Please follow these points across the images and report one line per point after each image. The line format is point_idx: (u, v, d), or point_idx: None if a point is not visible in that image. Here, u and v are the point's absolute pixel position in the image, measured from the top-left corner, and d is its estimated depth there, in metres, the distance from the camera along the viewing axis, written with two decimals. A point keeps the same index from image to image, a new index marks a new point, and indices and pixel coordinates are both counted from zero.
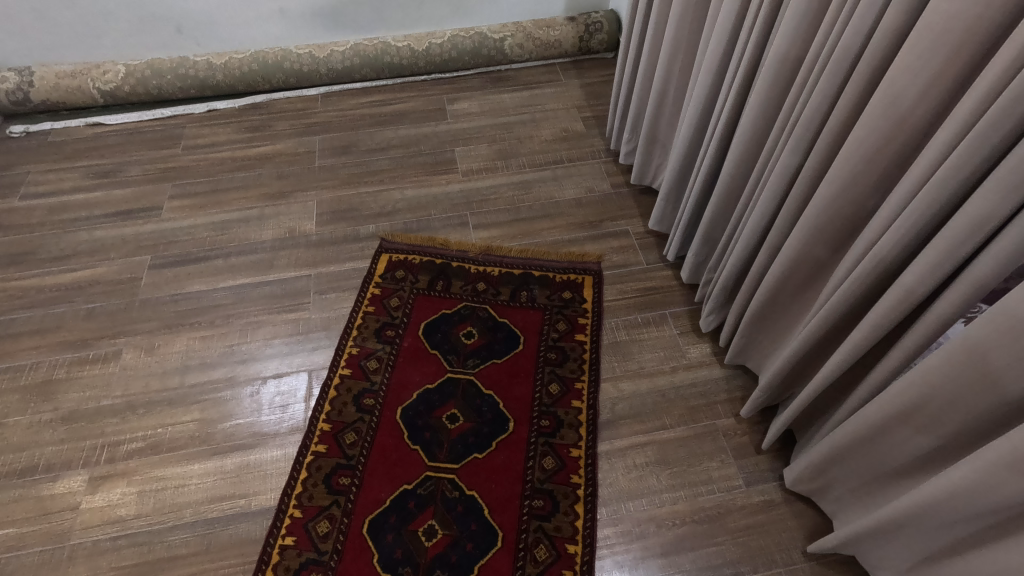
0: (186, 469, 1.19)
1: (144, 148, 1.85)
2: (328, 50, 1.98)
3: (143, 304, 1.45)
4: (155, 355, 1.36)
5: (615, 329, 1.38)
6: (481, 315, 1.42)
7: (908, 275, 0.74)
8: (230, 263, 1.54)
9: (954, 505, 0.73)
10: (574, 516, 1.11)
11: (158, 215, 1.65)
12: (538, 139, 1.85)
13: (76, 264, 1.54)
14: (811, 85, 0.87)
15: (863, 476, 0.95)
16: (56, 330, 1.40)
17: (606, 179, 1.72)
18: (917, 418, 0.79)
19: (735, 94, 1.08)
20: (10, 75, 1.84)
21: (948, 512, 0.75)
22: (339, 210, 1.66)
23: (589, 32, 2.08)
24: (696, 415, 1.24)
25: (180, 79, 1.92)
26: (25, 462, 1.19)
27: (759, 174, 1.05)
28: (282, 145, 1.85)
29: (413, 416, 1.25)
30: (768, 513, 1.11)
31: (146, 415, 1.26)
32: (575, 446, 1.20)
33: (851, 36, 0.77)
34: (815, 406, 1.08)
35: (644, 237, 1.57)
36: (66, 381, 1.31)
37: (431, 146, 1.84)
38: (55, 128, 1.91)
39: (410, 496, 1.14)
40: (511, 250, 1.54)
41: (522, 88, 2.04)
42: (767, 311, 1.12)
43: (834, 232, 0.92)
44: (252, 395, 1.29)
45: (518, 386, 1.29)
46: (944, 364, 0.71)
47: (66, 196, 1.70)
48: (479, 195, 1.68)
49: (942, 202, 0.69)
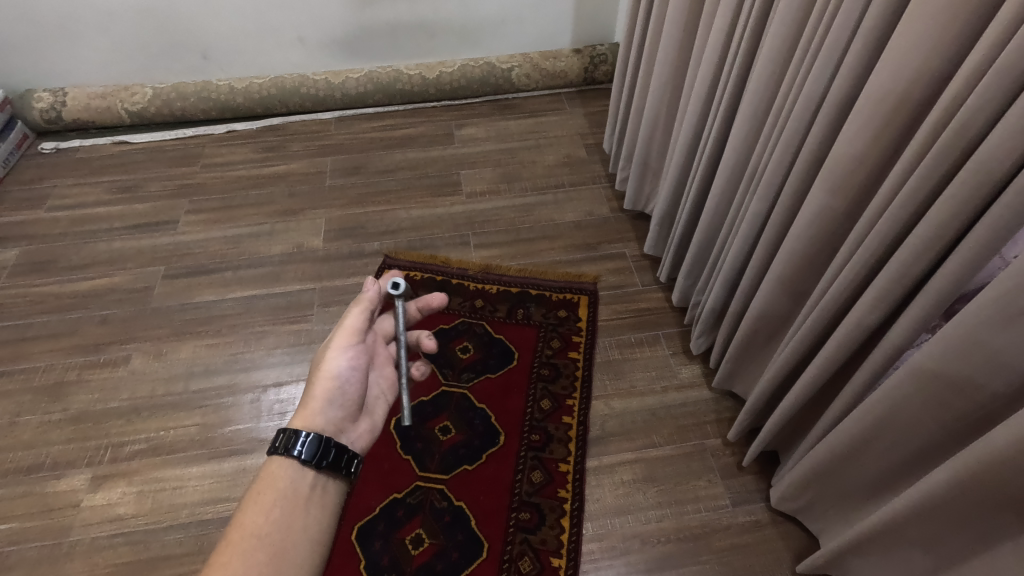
0: (185, 471, 1.22)
1: (165, 165, 1.94)
2: (343, 76, 2.08)
3: (155, 311, 1.51)
4: (162, 360, 1.41)
5: (607, 348, 1.40)
6: (477, 331, 1.45)
7: (871, 297, 0.77)
8: (239, 275, 1.60)
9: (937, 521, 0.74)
10: (560, 530, 1.12)
11: (174, 229, 1.73)
12: (540, 164, 1.91)
13: (94, 272, 1.61)
14: (784, 122, 0.91)
15: (846, 494, 0.96)
16: (70, 334, 1.46)
17: (605, 204, 1.77)
18: (888, 433, 0.80)
19: (720, 123, 1.12)
20: (45, 96, 1.96)
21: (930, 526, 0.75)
22: (346, 227, 1.72)
23: (594, 64, 2.16)
24: (684, 434, 1.25)
25: (202, 101, 2.03)
26: (32, 459, 1.24)
27: (742, 201, 1.09)
28: (295, 165, 1.93)
29: (407, 427, 1.27)
30: (755, 534, 1.11)
31: (150, 418, 1.30)
32: (564, 461, 1.22)
33: (818, 74, 0.81)
34: (796, 427, 1.09)
35: (639, 260, 1.60)
36: (76, 384, 1.36)
37: (437, 169, 1.91)
38: (83, 145, 2.01)
39: (399, 504, 1.16)
40: (510, 269, 1.58)
41: (527, 115, 2.11)
42: (749, 337, 1.14)
43: (808, 261, 0.94)
44: (252, 401, 1.33)
45: (510, 400, 1.32)
46: (907, 380, 0.72)
47: (88, 209, 1.79)
48: (481, 216, 1.74)
49: (903, 224, 0.71)
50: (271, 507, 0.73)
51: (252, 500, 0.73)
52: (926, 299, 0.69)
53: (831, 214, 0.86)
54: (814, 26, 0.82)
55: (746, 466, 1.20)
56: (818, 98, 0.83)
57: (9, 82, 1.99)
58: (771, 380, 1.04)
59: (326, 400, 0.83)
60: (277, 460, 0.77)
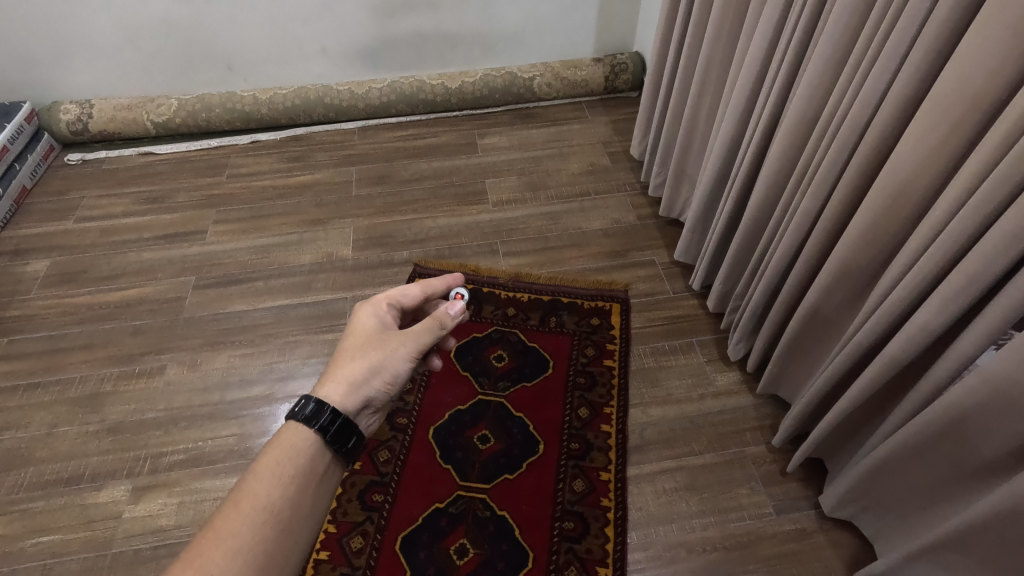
0: (225, 481, 1.22)
1: (192, 176, 1.95)
2: (366, 87, 2.10)
3: (188, 321, 1.52)
4: (197, 370, 1.41)
5: (642, 356, 1.40)
6: (511, 339, 1.45)
7: (935, 302, 0.77)
8: (270, 284, 1.60)
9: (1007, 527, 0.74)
10: (605, 539, 1.12)
11: (203, 239, 1.73)
12: (565, 172, 1.92)
13: (126, 283, 1.61)
14: (834, 130, 0.92)
15: (903, 501, 0.96)
16: (105, 345, 1.46)
17: (632, 211, 1.77)
18: (954, 440, 0.80)
19: (762, 129, 1.13)
20: (72, 108, 1.98)
21: (1000, 533, 0.75)
22: (374, 236, 1.73)
23: (615, 73, 2.17)
24: (724, 442, 1.25)
25: (227, 112, 2.04)
26: (72, 471, 1.24)
27: (787, 206, 1.10)
28: (321, 175, 1.94)
29: (445, 435, 1.27)
30: (801, 542, 1.11)
31: (188, 428, 1.30)
32: (605, 469, 1.21)
33: (875, 83, 0.82)
34: (844, 433, 1.09)
35: (670, 267, 1.61)
36: (112, 395, 1.36)
37: (463, 178, 1.91)
38: (109, 157, 2.03)
39: (442, 514, 1.16)
40: (540, 277, 1.58)
41: (550, 124, 2.13)
42: (795, 342, 1.14)
43: (861, 266, 0.95)
44: (289, 412, 1.33)
45: (548, 409, 1.32)
46: (981, 388, 0.73)
47: (117, 220, 1.79)
48: (509, 224, 1.74)
49: (971, 230, 0.72)
50: (282, 477, 0.66)
51: (263, 468, 0.66)
52: (997, 304, 0.70)
53: (889, 220, 0.87)
54: (869, 35, 0.83)
55: (790, 473, 1.20)
56: (874, 105, 0.84)
57: (36, 94, 2.01)
58: (821, 386, 1.04)
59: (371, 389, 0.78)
60: (294, 424, 0.70)
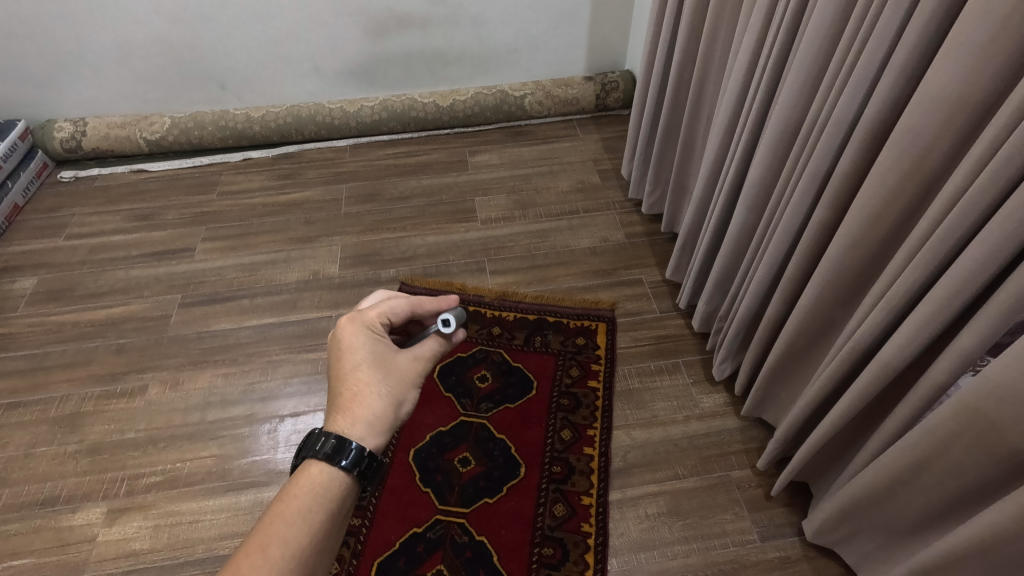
0: (202, 504, 1.21)
1: (182, 193, 1.96)
2: (358, 105, 2.11)
3: (172, 340, 1.51)
4: (179, 390, 1.40)
5: (627, 376, 1.39)
6: (496, 359, 1.44)
7: (909, 326, 0.77)
8: (255, 302, 1.60)
9: (989, 557, 0.72)
10: (584, 566, 1.10)
11: (190, 257, 1.74)
12: (554, 190, 1.92)
13: (111, 300, 1.61)
14: (812, 144, 0.91)
15: (884, 529, 0.94)
16: (87, 364, 1.46)
17: (621, 229, 1.77)
18: (930, 470, 0.80)
19: (744, 148, 1.13)
20: (66, 125, 1.99)
21: (982, 563, 0.73)
22: (362, 254, 1.72)
23: (606, 91, 2.18)
24: (709, 465, 1.23)
25: (220, 130, 2.05)
26: (48, 493, 1.22)
27: (769, 221, 1.08)
28: (311, 192, 1.95)
29: (426, 458, 1.26)
30: (785, 570, 1.08)
31: (166, 449, 1.29)
32: (586, 494, 1.20)
33: (849, 98, 0.82)
34: (827, 457, 1.07)
35: (657, 286, 1.60)
36: (92, 415, 1.35)
37: (452, 196, 1.91)
38: (102, 174, 2.04)
39: (419, 538, 1.14)
40: (526, 296, 1.57)
41: (541, 141, 2.13)
42: (778, 364, 1.13)
43: (838, 288, 0.94)
44: (270, 432, 1.32)
45: (530, 430, 1.30)
46: (955, 418, 0.72)
47: (106, 237, 1.80)
48: (497, 242, 1.74)
49: (944, 254, 0.71)
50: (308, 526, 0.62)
51: (282, 504, 0.63)
52: (971, 330, 0.69)
53: (863, 243, 0.86)
54: (843, 55, 0.83)
55: (775, 498, 1.18)
56: (846, 125, 0.84)
57: (31, 112, 2.03)
58: (804, 408, 1.03)
59: (391, 417, 0.72)
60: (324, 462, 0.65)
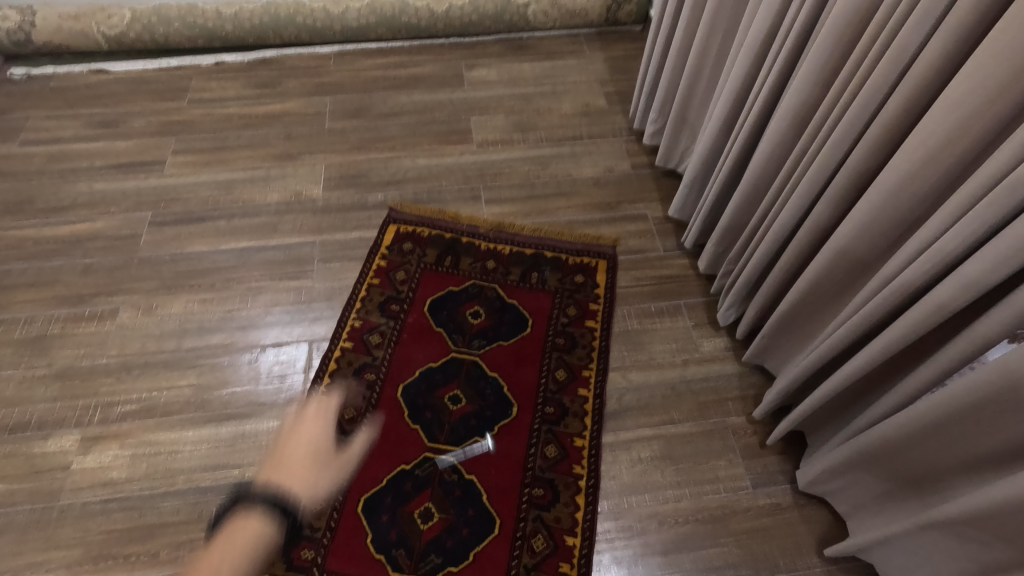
0: (180, 435, 1.16)
1: (149, 99, 1.78)
2: (343, 5, 1.88)
3: (143, 262, 1.41)
4: (153, 315, 1.32)
5: (626, 317, 1.33)
6: (489, 295, 1.37)
7: (952, 284, 0.71)
8: (232, 224, 1.48)
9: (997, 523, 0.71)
10: (575, 508, 1.08)
11: (160, 170, 1.60)
12: (557, 113, 1.77)
13: (75, 216, 1.49)
14: (864, 75, 0.81)
15: (883, 483, 0.93)
16: (52, 284, 1.36)
17: (627, 159, 1.65)
18: (948, 433, 0.77)
19: (776, 77, 1.01)
20: (12, 14, 1.77)
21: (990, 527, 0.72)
22: (347, 175, 1.60)
23: (617, 3, 1.98)
24: (706, 411, 1.20)
25: (188, 28, 1.83)
26: (17, 417, 1.17)
27: (800, 160, 0.99)
28: (291, 104, 1.78)
29: (415, 394, 1.21)
30: (775, 517, 1.08)
31: (141, 377, 1.23)
32: (579, 436, 1.17)
33: (917, 24, 0.71)
34: (831, 411, 1.04)
35: (662, 222, 1.51)
36: (60, 338, 1.28)
37: (446, 114, 1.76)
38: (58, 73, 1.83)
39: (407, 476, 1.11)
40: (523, 228, 1.48)
41: (543, 57, 1.95)
42: (789, 314, 1.08)
43: (869, 238, 0.87)
44: (251, 362, 1.26)
45: (524, 369, 1.26)
46: (989, 381, 0.67)
47: (66, 145, 1.64)
48: (494, 168, 1.62)
49: (1007, 208, 0.64)
50: (239, 558, 0.76)
51: None
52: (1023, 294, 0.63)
53: (907, 190, 0.78)
54: None
55: (770, 446, 1.16)
56: (909, 55, 0.74)
57: None
58: (814, 363, 0.99)
59: None
60: None
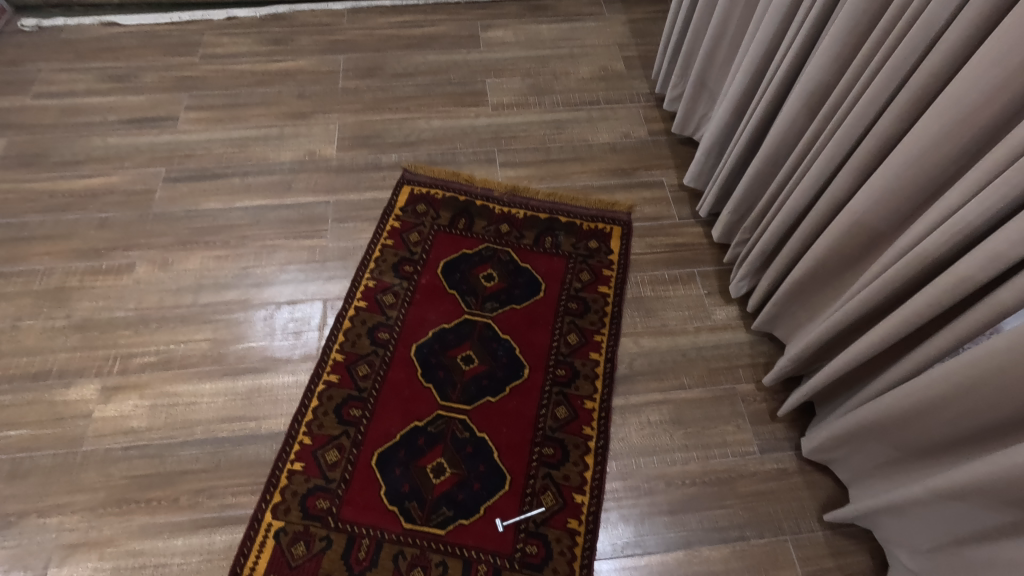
0: (197, 387, 1.18)
1: (161, 53, 1.75)
2: None
3: (158, 217, 1.41)
4: (169, 270, 1.33)
5: (639, 284, 1.33)
6: (503, 259, 1.37)
7: (973, 253, 0.70)
8: (246, 182, 1.48)
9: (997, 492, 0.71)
10: (584, 467, 1.10)
11: (174, 126, 1.59)
12: (574, 77, 1.74)
13: (90, 170, 1.49)
14: (896, 37, 0.78)
15: (887, 453, 0.94)
16: (69, 237, 1.37)
17: (644, 126, 1.62)
18: (954, 405, 0.77)
19: (802, 40, 0.99)
20: None
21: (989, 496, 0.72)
22: (361, 135, 1.58)
23: None
24: (716, 377, 1.21)
25: None
26: (39, 366, 1.19)
27: (823, 125, 0.97)
28: (304, 62, 1.75)
29: (428, 353, 1.23)
30: (781, 482, 1.10)
31: (159, 330, 1.25)
32: (590, 398, 1.18)
33: None
34: (841, 381, 1.04)
35: (678, 190, 1.49)
36: (79, 290, 1.29)
37: (461, 75, 1.73)
38: (68, 25, 1.81)
39: (420, 432, 1.13)
40: (538, 193, 1.47)
41: (562, 19, 1.90)
42: (803, 283, 1.07)
43: (890, 207, 0.85)
44: (266, 318, 1.27)
45: (536, 332, 1.27)
46: (1003, 351, 0.67)
47: (79, 98, 1.63)
48: (509, 131, 1.60)
49: None
50: None
51: None
52: None
53: (932, 157, 0.76)
54: None
55: (778, 413, 1.17)
56: (944, 17, 0.72)
57: None
58: (827, 331, 0.98)
59: None
60: None
